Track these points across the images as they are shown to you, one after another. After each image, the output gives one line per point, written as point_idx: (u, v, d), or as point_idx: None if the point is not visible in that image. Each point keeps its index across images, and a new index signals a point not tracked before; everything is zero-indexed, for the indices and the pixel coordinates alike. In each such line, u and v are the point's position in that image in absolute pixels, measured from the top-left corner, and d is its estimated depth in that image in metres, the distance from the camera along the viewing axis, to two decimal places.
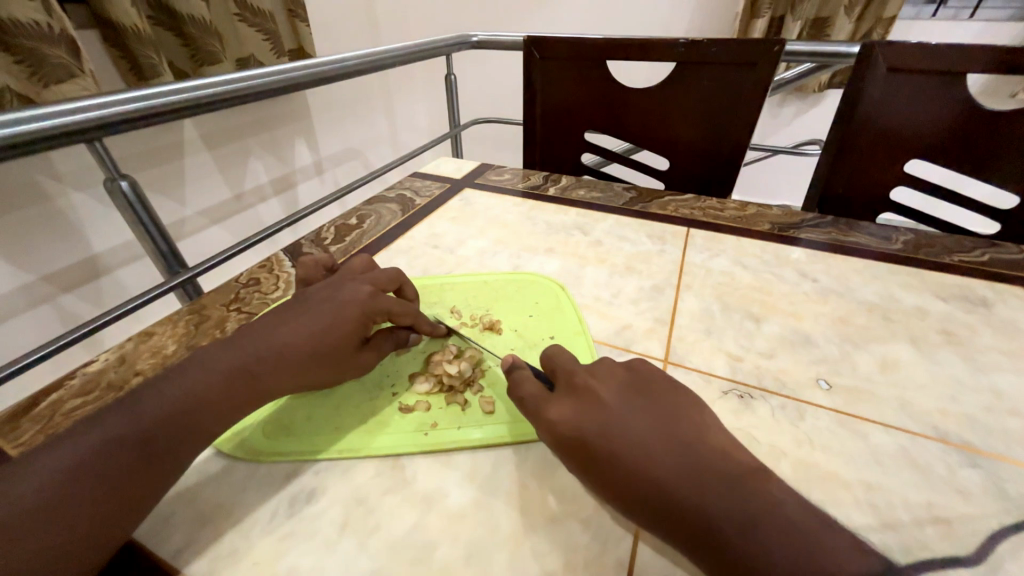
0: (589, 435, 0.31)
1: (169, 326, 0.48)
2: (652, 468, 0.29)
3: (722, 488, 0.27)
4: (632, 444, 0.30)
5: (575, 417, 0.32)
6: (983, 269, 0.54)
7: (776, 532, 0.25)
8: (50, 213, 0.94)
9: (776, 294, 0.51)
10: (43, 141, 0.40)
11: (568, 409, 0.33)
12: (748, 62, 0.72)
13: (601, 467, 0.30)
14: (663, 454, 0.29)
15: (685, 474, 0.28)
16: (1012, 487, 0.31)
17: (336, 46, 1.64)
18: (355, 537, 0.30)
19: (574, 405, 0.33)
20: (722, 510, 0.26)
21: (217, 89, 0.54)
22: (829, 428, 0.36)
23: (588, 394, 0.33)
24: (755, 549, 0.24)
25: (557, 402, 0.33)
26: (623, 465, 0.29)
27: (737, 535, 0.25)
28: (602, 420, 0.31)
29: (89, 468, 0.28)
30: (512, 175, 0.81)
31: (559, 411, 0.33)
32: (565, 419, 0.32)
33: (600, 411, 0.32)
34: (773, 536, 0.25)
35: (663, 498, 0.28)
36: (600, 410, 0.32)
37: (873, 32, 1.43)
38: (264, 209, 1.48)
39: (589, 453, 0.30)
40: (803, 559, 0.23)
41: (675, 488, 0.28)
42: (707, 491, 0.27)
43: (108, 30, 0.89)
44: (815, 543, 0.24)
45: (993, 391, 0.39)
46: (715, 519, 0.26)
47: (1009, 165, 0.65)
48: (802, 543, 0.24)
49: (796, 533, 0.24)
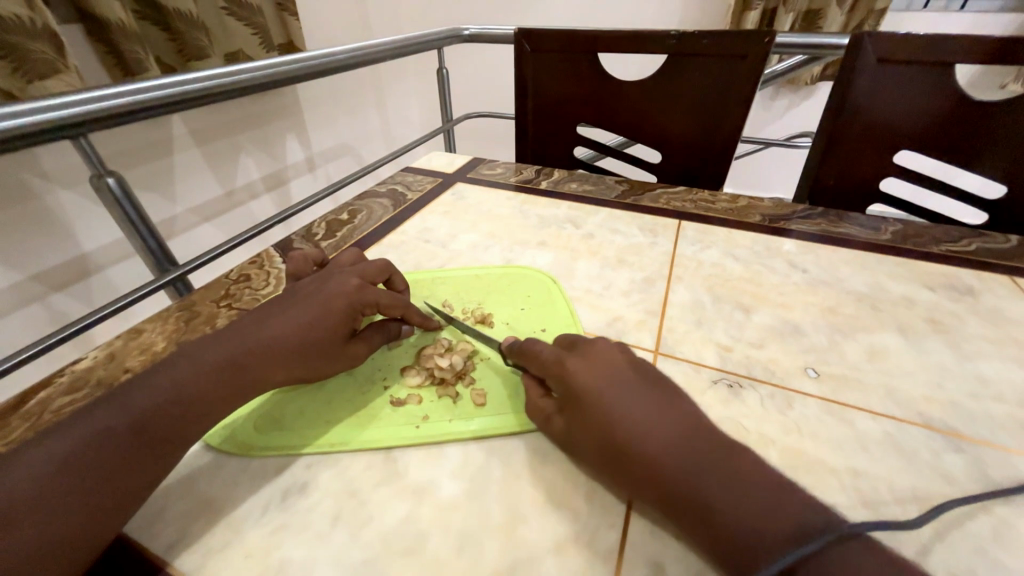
0: (601, 389, 0.32)
1: (159, 322, 0.48)
2: (654, 428, 0.30)
3: (717, 455, 0.28)
4: (640, 405, 0.31)
5: (590, 373, 0.34)
6: (969, 258, 0.54)
7: (766, 496, 0.26)
8: (38, 211, 0.93)
9: (766, 285, 0.51)
10: (28, 136, 0.40)
11: (585, 366, 0.34)
12: (739, 54, 0.72)
13: (605, 418, 0.31)
14: (667, 418, 0.30)
15: (685, 438, 0.29)
16: (995, 471, 0.32)
17: (327, 40, 1.62)
18: (347, 529, 0.30)
19: (591, 364, 0.34)
20: (716, 471, 0.27)
21: (205, 83, 0.53)
22: (817, 415, 0.36)
23: (606, 359, 0.35)
24: (742, 512, 0.25)
25: (573, 363, 0.35)
26: (628, 420, 0.31)
27: (726, 495, 0.26)
28: (616, 380, 0.33)
29: (78, 461, 0.28)
30: (504, 169, 0.81)
31: (576, 367, 0.34)
32: (579, 374, 0.34)
33: (614, 373, 0.34)
34: (761, 504, 0.25)
35: (661, 455, 0.28)
36: (615, 372, 0.34)
37: (864, 25, 1.43)
38: (256, 206, 1.47)
39: (597, 405, 0.32)
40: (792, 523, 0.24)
41: (674, 449, 0.29)
42: (704, 454, 0.28)
43: (91, 24, 0.87)
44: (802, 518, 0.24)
45: (977, 378, 0.39)
46: (708, 479, 0.27)
47: (996, 156, 0.65)
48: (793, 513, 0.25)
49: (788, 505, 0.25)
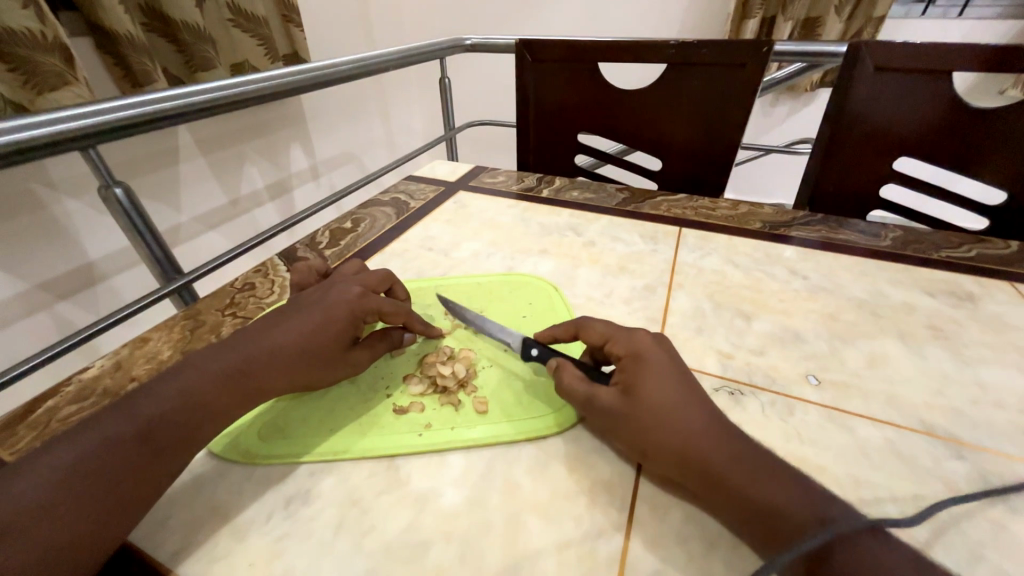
0: (663, 364, 0.34)
1: (165, 331, 0.48)
2: (705, 408, 0.32)
3: (754, 444, 0.30)
4: (693, 386, 0.34)
5: (652, 349, 0.36)
6: (970, 264, 0.54)
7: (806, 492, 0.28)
8: (45, 221, 0.94)
9: (766, 292, 0.51)
10: (39, 148, 0.41)
11: (648, 342, 0.36)
12: (737, 63, 0.73)
13: (662, 385, 0.33)
14: (713, 405, 0.33)
15: (729, 423, 0.31)
16: (996, 478, 0.32)
17: (331, 50, 1.64)
18: (350, 536, 0.30)
19: (654, 342, 0.36)
20: (757, 453, 0.30)
21: (212, 94, 0.54)
22: (818, 423, 0.36)
23: (662, 342, 0.37)
24: (777, 489, 0.27)
25: (642, 342, 0.36)
26: (683, 393, 0.32)
27: (764, 473, 0.28)
28: (673, 361, 0.35)
29: (87, 466, 0.28)
30: (505, 177, 0.81)
31: (640, 340, 0.36)
32: (644, 346, 0.36)
33: (671, 356, 0.36)
34: (791, 489, 0.27)
35: (711, 429, 0.31)
36: (670, 354, 0.36)
37: (864, 32, 1.44)
38: (260, 214, 1.48)
39: (666, 383, 0.33)
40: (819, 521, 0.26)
41: (721, 427, 0.31)
42: (745, 439, 0.30)
43: (100, 37, 0.89)
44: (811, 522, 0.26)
45: (979, 385, 0.39)
46: (750, 457, 0.29)
47: (995, 162, 0.66)
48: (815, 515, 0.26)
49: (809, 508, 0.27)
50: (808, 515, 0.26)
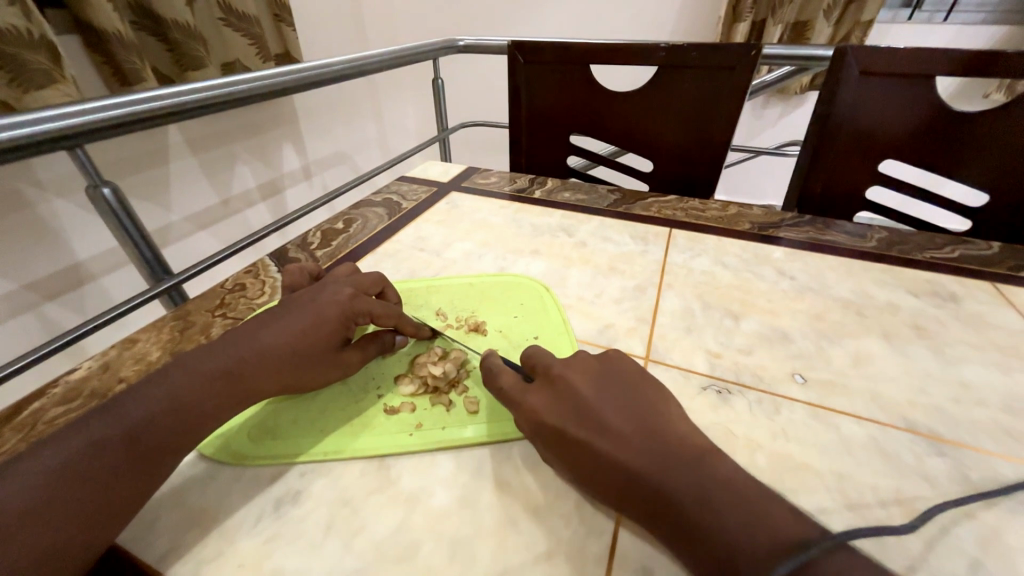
0: (563, 422, 0.32)
1: (153, 332, 0.48)
2: (625, 452, 0.30)
3: (689, 473, 0.28)
4: (608, 431, 0.31)
5: (551, 407, 0.33)
6: (952, 265, 0.55)
7: (756, 512, 0.26)
8: (32, 220, 0.93)
9: (755, 292, 0.52)
10: (24, 148, 0.40)
11: (546, 400, 0.34)
12: (726, 66, 0.74)
13: (567, 451, 0.31)
14: (638, 439, 0.30)
15: (654, 460, 0.29)
16: (976, 474, 0.33)
17: (324, 50, 1.64)
18: (340, 537, 0.30)
19: (550, 396, 0.34)
20: (683, 492, 0.27)
21: (201, 94, 0.54)
22: (804, 420, 0.37)
23: (564, 384, 0.34)
24: (718, 528, 0.25)
25: (534, 396, 0.34)
26: (597, 451, 0.30)
27: (701, 515, 0.26)
28: (574, 406, 0.33)
29: (71, 472, 0.28)
30: (497, 178, 0.82)
31: (534, 402, 0.34)
32: (539, 410, 0.33)
33: (576, 401, 0.33)
34: (740, 515, 0.26)
35: (634, 482, 0.29)
36: (575, 398, 0.33)
37: (852, 36, 1.46)
38: (251, 214, 1.46)
39: (568, 443, 0.31)
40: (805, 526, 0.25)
41: (647, 473, 0.28)
42: (673, 474, 0.28)
43: (90, 36, 0.88)
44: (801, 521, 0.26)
45: (960, 382, 0.40)
46: (680, 500, 0.27)
47: (977, 164, 0.67)
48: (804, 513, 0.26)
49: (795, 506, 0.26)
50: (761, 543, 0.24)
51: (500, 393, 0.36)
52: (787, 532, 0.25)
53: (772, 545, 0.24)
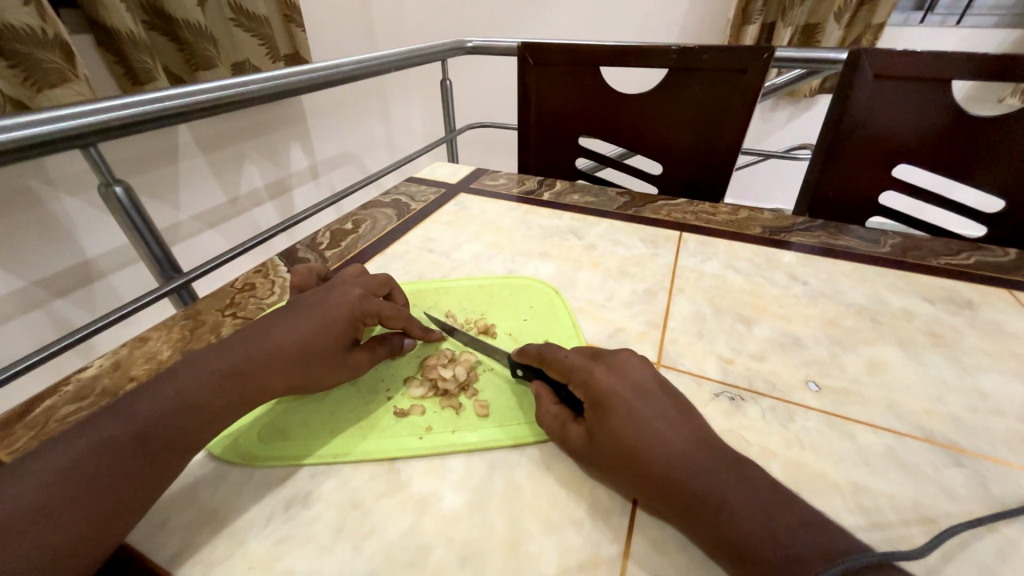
0: (629, 400, 0.33)
1: (163, 331, 0.48)
2: (684, 439, 0.31)
3: (735, 472, 0.29)
4: (664, 417, 0.32)
5: (616, 382, 0.34)
6: (968, 271, 0.55)
7: (791, 520, 0.26)
8: (42, 217, 0.93)
9: (766, 297, 0.51)
10: (43, 145, 0.41)
11: (611, 376, 0.34)
12: (739, 68, 0.74)
13: (625, 426, 0.31)
14: (695, 433, 0.31)
15: (705, 451, 0.30)
16: (996, 487, 0.32)
17: (335, 49, 1.65)
18: (351, 540, 0.30)
19: (618, 375, 0.34)
20: (732, 484, 0.28)
21: (215, 93, 0.54)
22: (818, 428, 0.36)
23: (628, 370, 0.35)
24: (760, 523, 0.26)
25: (599, 372, 0.35)
26: (652, 429, 0.31)
27: (744, 507, 0.27)
28: (637, 389, 0.34)
29: (87, 470, 0.28)
30: (506, 180, 0.82)
31: (602, 377, 0.34)
32: (608, 383, 0.34)
33: (638, 386, 0.34)
34: (780, 518, 0.26)
35: (686, 464, 0.29)
36: (638, 384, 0.34)
37: (863, 39, 1.45)
38: (260, 214, 1.47)
39: (628, 420, 0.32)
40: (817, 542, 0.25)
41: (698, 460, 0.29)
42: (723, 467, 0.29)
43: (102, 34, 0.88)
44: (817, 540, 0.25)
45: (977, 391, 0.40)
46: (726, 491, 0.27)
47: (993, 171, 0.66)
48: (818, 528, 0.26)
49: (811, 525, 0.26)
50: (801, 544, 0.25)
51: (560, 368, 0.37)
52: (808, 548, 0.25)
53: (814, 552, 0.24)
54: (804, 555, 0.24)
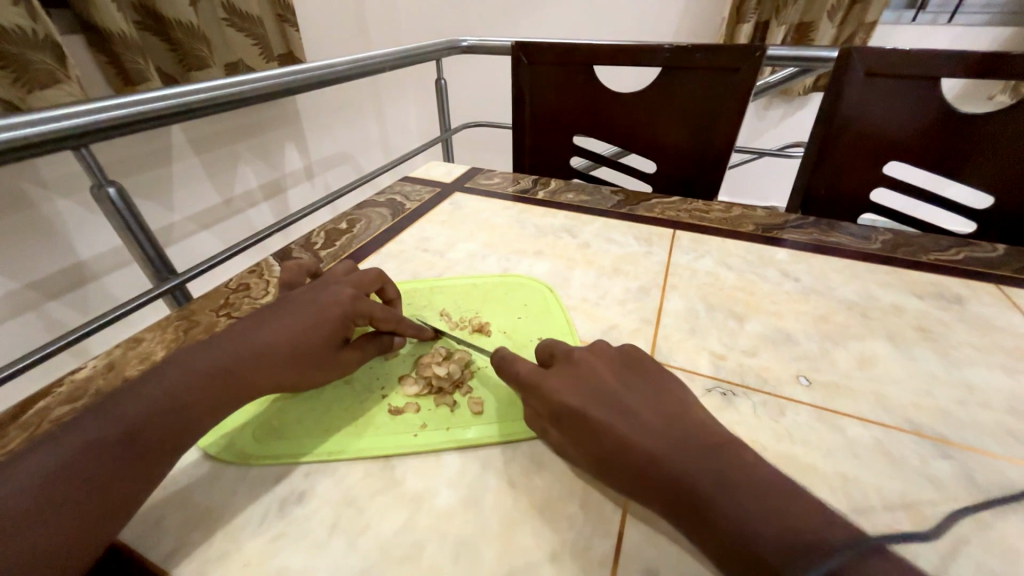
0: (584, 404, 0.33)
1: (158, 331, 0.48)
2: (650, 437, 0.30)
3: (704, 456, 0.28)
4: (623, 413, 0.32)
5: (569, 388, 0.34)
6: (957, 267, 0.55)
7: (775, 502, 0.26)
8: (35, 219, 0.93)
9: (758, 294, 0.52)
10: (36, 146, 0.41)
11: (564, 382, 0.35)
12: (731, 67, 0.74)
13: (584, 433, 0.32)
14: (662, 426, 0.31)
15: (671, 441, 0.30)
16: (982, 478, 0.33)
17: (330, 49, 1.65)
18: (345, 537, 0.30)
19: (571, 380, 0.35)
20: (699, 471, 0.28)
21: (207, 94, 0.54)
22: (808, 423, 0.37)
23: (584, 372, 0.35)
24: (733, 506, 0.26)
25: (554, 378, 0.35)
26: (615, 434, 0.31)
27: (715, 492, 0.26)
28: (591, 390, 0.34)
29: (72, 470, 0.28)
30: (501, 179, 0.82)
31: (555, 386, 0.35)
32: (559, 391, 0.34)
33: (594, 386, 0.34)
34: (758, 501, 0.26)
35: (654, 464, 0.29)
36: (594, 385, 0.34)
37: (855, 37, 1.46)
38: (255, 214, 1.47)
39: (587, 427, 0.32)
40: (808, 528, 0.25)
41: (667, 457, 0.29)
42: (690, 453, 0.29)
43: (93, 35, 0.88)
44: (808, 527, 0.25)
45: (965, 385, 0.40)
46: (694, 479, 0.27)
47: (983, 168, 0.67)
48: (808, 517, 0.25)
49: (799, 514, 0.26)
50: (779, 527, 0.24)
51: (517, 381, 0.37)
52: (801, 533, 0.24)
53: (802, 536, 0.24)
54: (788, 538, 0.24)
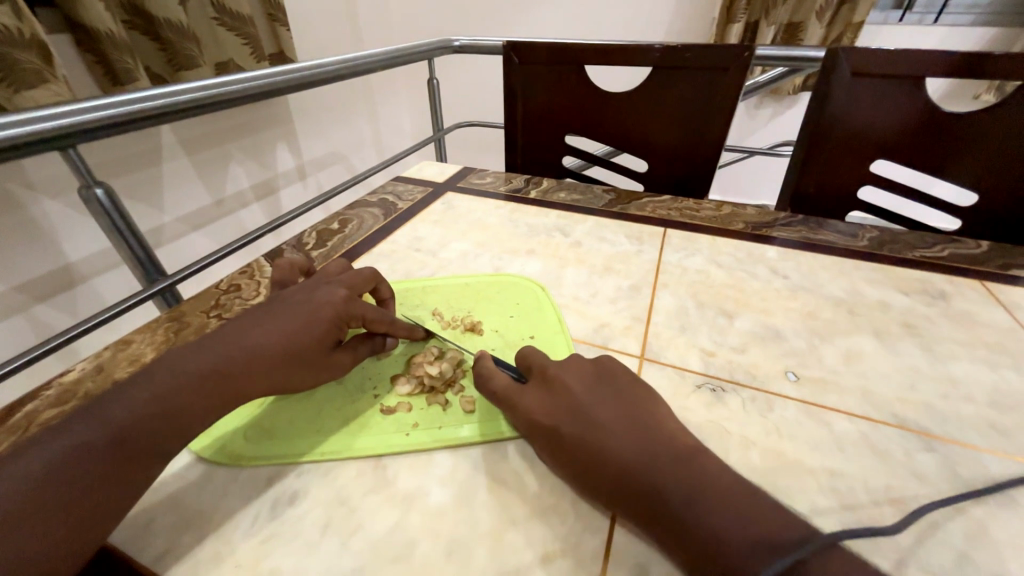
0: (558, 421, 0.33)
1: (147, 333, 0.48)
2: (623, 447, 0.31)
3: (676, 471, 0.29)
4: (597, 428, 0.32)
5: (543, 405, 0.35)
6: (942, 263, 0.56)
7: (753, 511, 0.26)
8: (21, 221, 0.92)
9: (748, 291, 0.52)
10: (21, 147, 0.40)
11: (538, 399, 0.35)
12: (720, 67, 0.75)
13: (558, 451, 0.32)
14: (635, 436, 0.31)
15: (643, 456, 0.30)
16: (964, 469, 0.33)
17: (321, 49, 1.64)
18: (337, 536, 0.30)
19: (545, 396, 0.35)
20: (668, 488, 0.28)
21: (197, 94, 0.54)
22: (795, 417, 0.37)
23: (559, 386, 0.35)
24: (702, 523, 0.26)
25: (529, 395, 0.36)
26: (589, 446, 0.31)
27: (685, 511, 0.27)
28: (566, 405, 0.34)
29: (58, 474, 0.28)
30: (493, 178, 0.82)
31: (529, 403, 0.35)
32: (533, 408, 0.35)
33: (568, 401, 0.34)
34: (738, 512, 0.26)
35: (625, 477, 0.29)
36: (569, 400, 0.34)
37: (844, 37, 1.47)
38: (246, 215, 1.46)
39: (561, 442, 0.32)
40: (789, 528, 0.25)
41: (637, 474, 0.29)
42: (661, 469, 0.29)
43: (80, 34, 0.87)
44: (791, 527, 0.25)
45: (949, 379, 0.41)
46: (664, 496, 0.28)
47: (967, 166, 0.68)
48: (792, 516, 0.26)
49: (784, 515, 0.26)
50: (752, 542, 0.25)
51: (494, 397, 0.37)
52: (782, 534, 0.25)
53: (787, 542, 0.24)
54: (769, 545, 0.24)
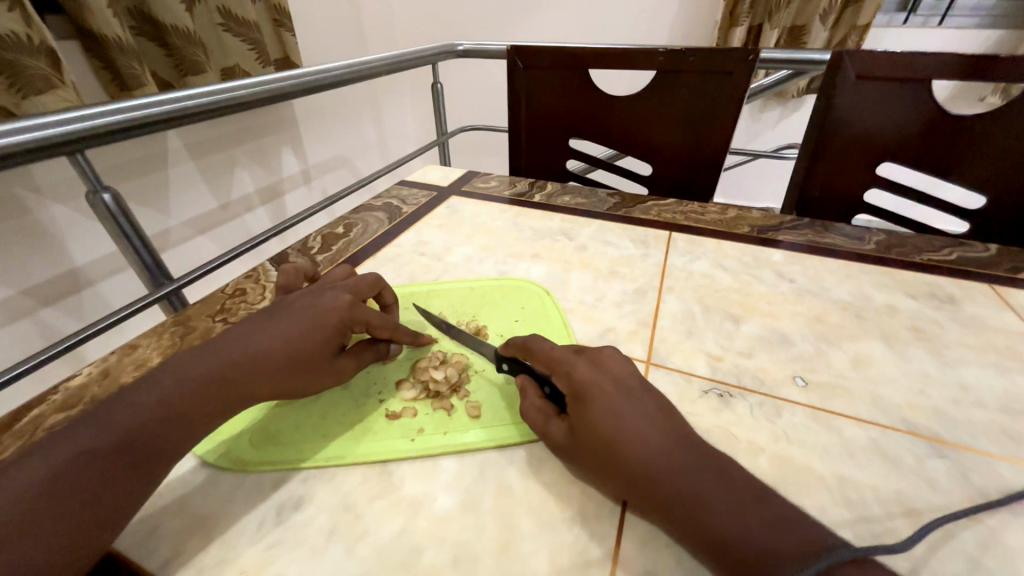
0: (609, 394, 0.33)
1: (154, 337, 0.48)
2: (645, 441, 0.30)
3: (711, 466, 0.29)
4: (642, 411, 0.32)
5: (597, 377, 0.34)
6: (951, 267, 0.56)
7: (769, 516, 0.26)
8: (28, 226, 0.92)
9: (754, 295, 0.52)
10: (28, 153, 0.40)
11: (591, 372, 0.35)
12: (724, 70, 0.75)
13: (605, 417, 0.32)
14: (658, 431, 0.31)
15: (683, 446, 0.30)
16: (977, 477, 0.33)
17: (326, 54, 1.65)
18: (342, 543, 0.30)
19: (599, 370, 0.35)
20: (708, 477, 0.28)
21: (203, 98, 0.54)
22: (804, 423, 0.37)
23: (611, 367, 0.36)
24: (734, 517, 0.26)
25: (580, 367, 0.36)
26: (636, 423, 0.31)
27: (719, 501, 0.27)
28: (618, 383, 0.34)
29: (65, 478, 0.28)
30: (497, 182, 0.82)
31: (583, 372, 0.35)
32: (588, 377, 0.34)
33: (619, 381, 0.34)
34: (752, 518, 0.26)
35: (666, 459, 0.29)
36: (619, 380, 0.34)
37: (848, 39, 1.47)
38: (251, 219, 1.47)
39: (606, 413, 0.32)
40: (798, 539, 0.25)
41: (678, 459, 0.29)
42: (701, 460, 0.29)
43: (89, 41, 0.88)
44: (799, 538, 0.25)
45: (960, 385, 0.40)
46: (703, 484, 0.28)
47: (974, 168, 0.67)
48: (800, 527, 0.26)
49: (793, 526, 0.26)
50: (774, 543, 0.25)
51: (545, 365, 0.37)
52: (790, 544, 0.25)
53: (796, 555, 0.24)
54: (779, 555, 0.24)
